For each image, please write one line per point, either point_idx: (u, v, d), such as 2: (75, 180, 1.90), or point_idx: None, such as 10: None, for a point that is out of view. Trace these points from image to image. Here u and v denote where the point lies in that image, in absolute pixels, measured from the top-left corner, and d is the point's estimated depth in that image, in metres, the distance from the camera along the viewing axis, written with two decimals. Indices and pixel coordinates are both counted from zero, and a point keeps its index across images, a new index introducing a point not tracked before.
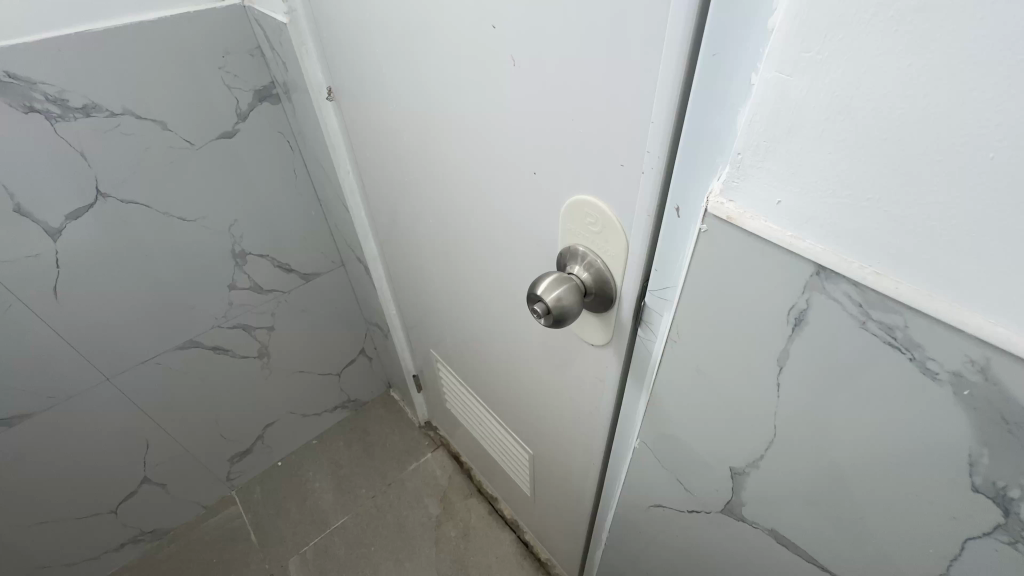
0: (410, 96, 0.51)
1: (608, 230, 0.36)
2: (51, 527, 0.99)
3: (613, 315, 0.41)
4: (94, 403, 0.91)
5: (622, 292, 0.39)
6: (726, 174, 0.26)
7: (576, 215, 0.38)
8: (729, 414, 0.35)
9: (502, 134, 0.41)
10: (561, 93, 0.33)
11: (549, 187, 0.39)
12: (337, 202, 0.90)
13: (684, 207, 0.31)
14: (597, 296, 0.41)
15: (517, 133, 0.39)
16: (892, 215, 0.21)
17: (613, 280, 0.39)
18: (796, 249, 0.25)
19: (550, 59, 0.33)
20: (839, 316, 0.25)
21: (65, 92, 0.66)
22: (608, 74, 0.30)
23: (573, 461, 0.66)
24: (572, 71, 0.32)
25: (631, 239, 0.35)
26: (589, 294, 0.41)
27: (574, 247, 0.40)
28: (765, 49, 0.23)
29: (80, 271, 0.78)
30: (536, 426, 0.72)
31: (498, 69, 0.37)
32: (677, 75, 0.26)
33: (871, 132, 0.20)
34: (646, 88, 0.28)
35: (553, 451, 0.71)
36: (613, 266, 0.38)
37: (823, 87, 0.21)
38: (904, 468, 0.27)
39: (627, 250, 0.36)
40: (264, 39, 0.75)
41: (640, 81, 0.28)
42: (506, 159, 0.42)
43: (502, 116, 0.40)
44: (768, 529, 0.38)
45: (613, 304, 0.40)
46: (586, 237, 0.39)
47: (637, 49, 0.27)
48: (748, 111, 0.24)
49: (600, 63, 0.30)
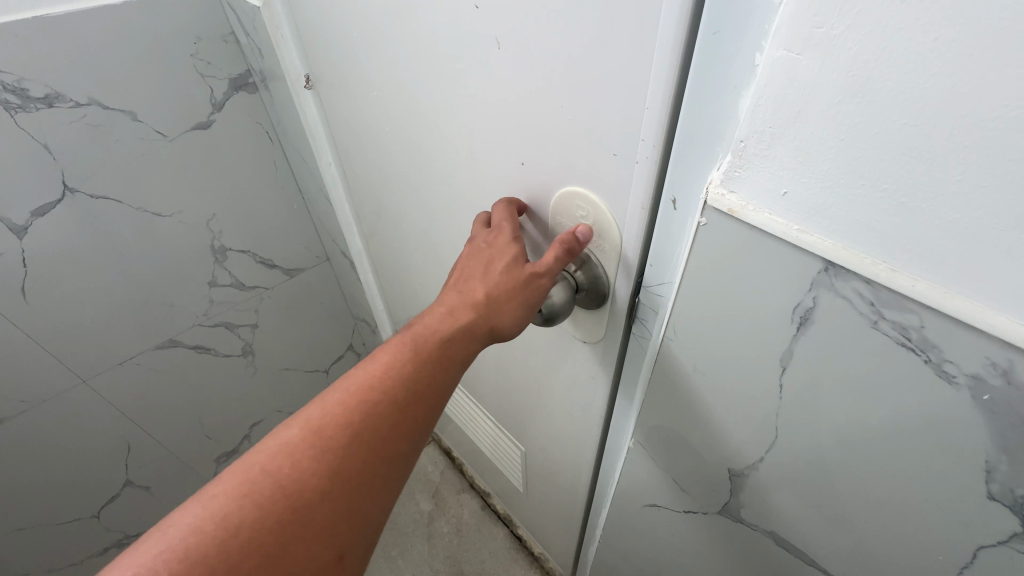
0: (392, 82, 0.48)
1: (600, 224, 0.35)
2: (30, 534, 0.96)
3: (606, 312, 0.40)
4: (70, 406, 0.88)
5: (616, 287, 0.37)
6: (727, 163, 0.25)
7: (566, 208, 0.36)
8: (729, 414, 0.34)
9: (490, 122, 0.39)
10: (550, 78, 0.31)
11: (538, 178, 0.37)
12: (320, 195, 0.87)
13: (681, 199, 0.29)
14: (590, 293, 0.39)
15: (504, 122, 0.37)
16: (910, 207, 0.19)
17: (606, 276, 0.37)
18: (803, 243, 0.23)
19: (537, 42, 0.31)
20: (848, 315, 0.23)
21: (25, 81, 0.62)
22: (599, 57, 0.27)
23: (568, 458, 0.65)
24: (562, 55, 0.29)
25: (625, 233, 0.33)
26: (581, 291, 0.39)
27: None
28: (770, 26, 0.21)
29: (50, 271, 0.74)
30: (529, 423, 0.71)
31: (484, 53, 0.35)
32: (674, 57, 0.24)
33: (889, 114, 0.19)
34: (640, 72, 0.26)
35: (546, 447, 0.70)
36: (606, 261, 0.36)
37: (837, 65, 0.19)
38: (915, 474, 0.25)
39: (622, 244, 0.34)
40: (238, 25, 0.71)
41: (633, 64, 0.26)
42: (494, 150, 0.40)
43: (489, 105, 0.38)
44: (768, 531, 0.37)
45: (606, 300, 0.39)
46: (575, 232, 0.37)
47: (630, 31, 0.25)
48: (754, 93, 0.22)
49: (590, 46, 0.28)
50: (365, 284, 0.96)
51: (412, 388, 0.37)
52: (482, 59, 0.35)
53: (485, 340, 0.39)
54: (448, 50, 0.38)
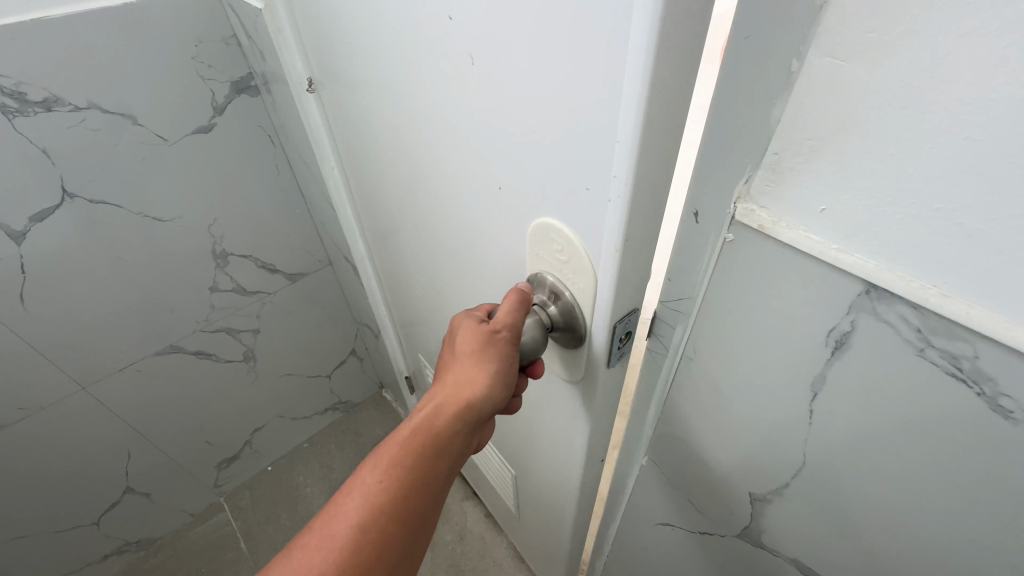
0: (385, 89, 0.45)
1: (574, 261, 0.30)
2: (30, 541, 0.95)
3: (584, 359, 0.35)
4: (69, 413, 0.87)
5: (591, 334, 0.33)
6: (759, 177, 0.23)
7: (545, 238, 0.32)
8: (754, 437, 0.32)
9: (469, 139, 0.35)
10: (520, 95, 0.27)
11: (514, 205, 0.33)
12: (322, 199, 0.86)
13: (701, 216, 0.25)
14: (566, 334, 0.35)
15: (480, 139, 0.34)
16: (965, 228, 0.18)
17: (582, 320, 0.33)
18: (842, 264, 0.22)
19: (508, 54, 0.27)
20: (891, 342, 0.22)
21: (23, 84, 0.61)
22: (570, 76, 0.23)
23: (559, 484, 0.63)
24: (530, 71, 0.26)
25: (598, 278, 0.29)
26: (558, 330, 0.35)
27: (542, 273, 0.34)
28: (810, 31, 0.20)
29: (48, 277, 0.73)
30: (524, 449, 0.69)
31: (458, 62, 0.31)
32: (663, 77, 0.20)
33: (944, 128, 0.17)
34: (609, 95, 0.22)
35: (533, 475, 0.67)
36: (582, 304, 0.32)
37: (888, 73, 0.18)
38: (961, 510, 0.24)
39: (597, 290, 0.30)
40: (239, 27, 0.70)
41: (601, 88, 0.22)
42: (473, 169, 0.37)
43: (466, 121, 0.34)
44: (791, 558, 0.36)
45: (583, 346, 0.34)
46: (549, 264, 0.33)
47: (598, 49, 0.21)
48: (792, 104, 0.21)
49: (558, 61, 0.24)
50: (368, 290, 0.95)
51: (401, 501, 0.34)
52: (458, 74, 0.32)
53: (471, 426, 0.37)
54: (427, 57, 0.35)
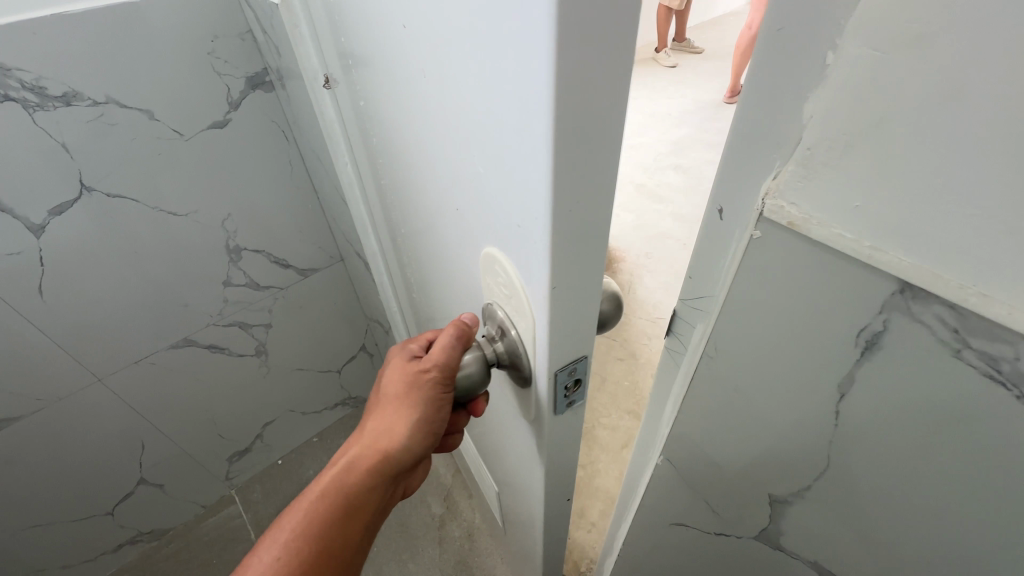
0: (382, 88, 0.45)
1: (515, 302, 0.32)
2: (47, 530, 0.97)
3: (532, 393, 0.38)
4: (85, 405, 0.88)
5: (535, 370, 0.35)
6: (790, 172, 0.23)
7: (491, 274, 0.34)
8: (776, 439, 0.31)
9: (433, 155, 0.36)
10: (461, 124, 0.28)
11: (470, 225, 0.34)
12: (335, 195, 0.86)
13: (727, 208, 0.27)
14: (513, 368, 0.38)
15: (440, 158, 0.34)
16: (1010, 227, 0.17)
17: (525, 356, 0.35)
18: (874, 262, 0.21)
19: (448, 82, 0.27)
20: (925, 342, 0.21)
21: (43, 79, 0.62)
22: (493, 116, 0.24)
23: (534, 517, 0.60)
24: (466, 104, 0.26)
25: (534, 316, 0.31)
26: (506, 363, 0.38)
27: (491, 308, 0.36)
28: (845, 22, 0.19)
29: (67, 270, 0.74)
30: (504, 467, 0.68)
31: (416, 78, 0.32)
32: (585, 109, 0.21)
33: (992, 124, 0.16)
34: (523, 140, 0.22)
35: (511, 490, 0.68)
36: (525, 343, 0.34)
37: (932, 66, 0.17)
38: (994, 516, 0.23)
39: (535, 332, 0.32)
40: (255, 23, 0.70)
41: (515, 130, 0.23)
42: (439, 185, 0.38)
43: (429, 138, 0.35)
44: (810, 560, 0.35)
45: (529, 380, 0.37)
46: (496, 302, 0.35)
47: (511, 95, 0.22)
48: (826, 98, 0.20)
49: (482, 100, 0.24)
50: (380, 286, 0.95)
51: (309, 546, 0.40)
52: (419, 75, 0.31)
53: (385, 476, 0.42)
54: (395, 68, 0.35)
